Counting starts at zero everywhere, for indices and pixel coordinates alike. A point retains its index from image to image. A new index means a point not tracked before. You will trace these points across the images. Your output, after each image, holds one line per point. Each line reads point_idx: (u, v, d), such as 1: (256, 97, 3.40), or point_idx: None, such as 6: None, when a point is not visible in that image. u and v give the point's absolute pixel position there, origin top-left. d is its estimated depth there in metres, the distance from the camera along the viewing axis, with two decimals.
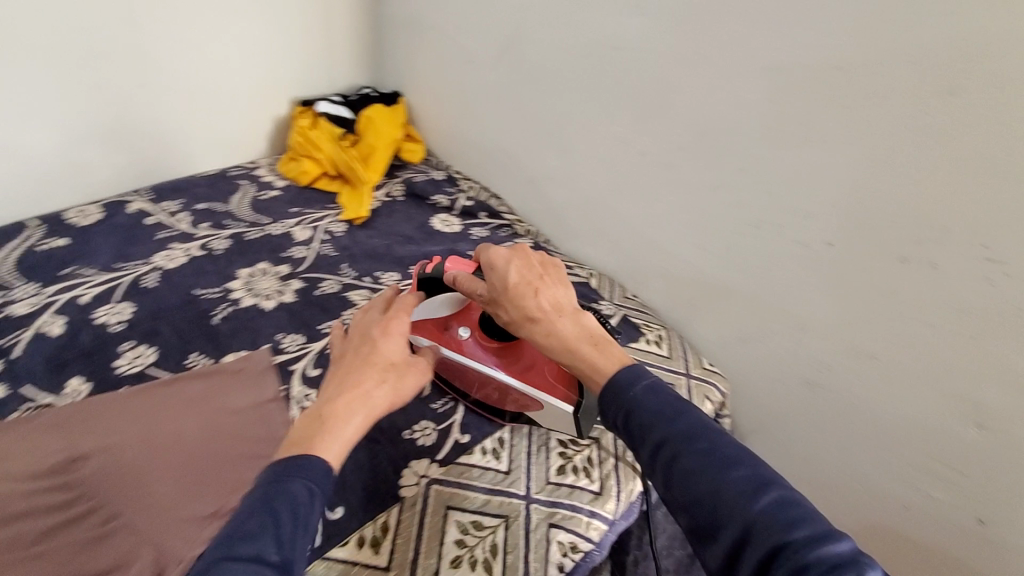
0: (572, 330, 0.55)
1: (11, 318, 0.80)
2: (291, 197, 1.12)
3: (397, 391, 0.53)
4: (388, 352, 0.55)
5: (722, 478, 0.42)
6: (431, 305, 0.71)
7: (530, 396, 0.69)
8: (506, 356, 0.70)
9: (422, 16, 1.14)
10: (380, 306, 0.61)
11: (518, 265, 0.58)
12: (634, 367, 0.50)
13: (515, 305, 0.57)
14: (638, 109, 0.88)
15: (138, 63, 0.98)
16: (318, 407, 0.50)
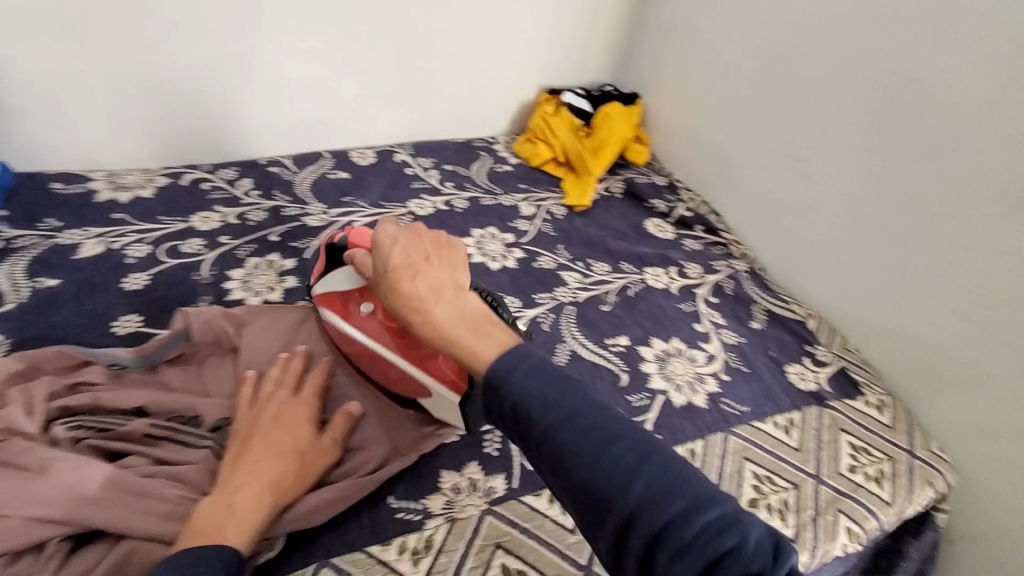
0: (447, 316, 0.51)
1: (306, 228, 0.95)
2: (521, 174, 1.21)
3: (300, 477, 0.56)
4: (293, 442, 0.57)
5: (613, 479, 0.40)
6: (334, 278, 0.72)
7: (415, 380, 0.65)
8: (408, 339, 0.66)
9: (688, 24, 1.15)
10: (291, 383, 0.64)
11: (416, 248, 0.56)
12: (518, 350, 0.47)
13: (395, 288, 0.53)
14: (932, 154, 0.82)
15: (437, 35, 1.11)
16: (227, 483, 0.53)
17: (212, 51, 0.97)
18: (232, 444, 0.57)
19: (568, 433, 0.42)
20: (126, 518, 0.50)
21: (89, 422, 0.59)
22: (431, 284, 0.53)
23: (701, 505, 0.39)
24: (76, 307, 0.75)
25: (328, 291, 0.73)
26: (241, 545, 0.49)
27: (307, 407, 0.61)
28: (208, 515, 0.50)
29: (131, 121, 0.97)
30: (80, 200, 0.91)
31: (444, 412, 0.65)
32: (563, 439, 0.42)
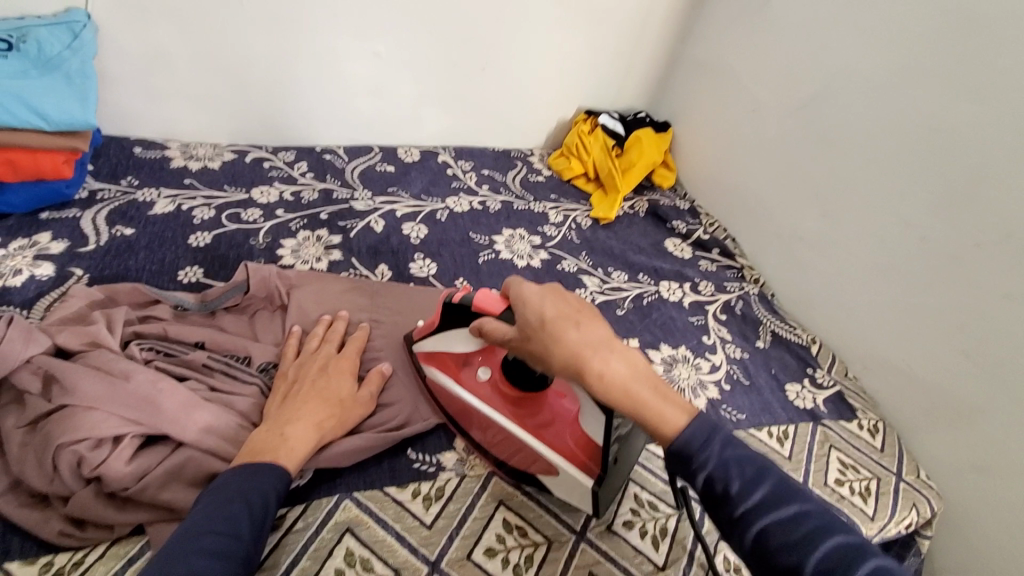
0: (625, 373, 0.55)
1: (353, 210, 1.04)
2: (552, 186, 1.29)
3: (340, 421, 0.64)
4: (336, 392, 0.65)
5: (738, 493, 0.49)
6: (444, 339, 0.69)
7: (545, 458, 0.64)
8: (524, 407, 0.68)
9: (722, 61, 1.23)
10: (333, 343, 0.72)
11: (553, 303, 0.58)
12: (699, 416, 0.54)
13: (552, 342, 0.56)
14: (938, 197, 0.87)
15: (488, 51, 1.21)
16: (277, 420, 0.60)
17: (287, 46, 1.07)
18: (280, 384, 0.66)
19: (705, 455, 0.52)
20: (187, 430, 0.57)
21: (157, 348, 0.67)
22: (589, 339, 0.56)
23: (809, 519, 0.48)
24: (148, 254, 0.85)
25: (434, 351, 0.71)
26: (290, 468, 0.56)
27: (347, 364, 0.70)
28: (262, 439, 0.58)
29: (208, 100, 1.08)
30: (157, 164, 1.01)
31: (563, 488, 0.65)
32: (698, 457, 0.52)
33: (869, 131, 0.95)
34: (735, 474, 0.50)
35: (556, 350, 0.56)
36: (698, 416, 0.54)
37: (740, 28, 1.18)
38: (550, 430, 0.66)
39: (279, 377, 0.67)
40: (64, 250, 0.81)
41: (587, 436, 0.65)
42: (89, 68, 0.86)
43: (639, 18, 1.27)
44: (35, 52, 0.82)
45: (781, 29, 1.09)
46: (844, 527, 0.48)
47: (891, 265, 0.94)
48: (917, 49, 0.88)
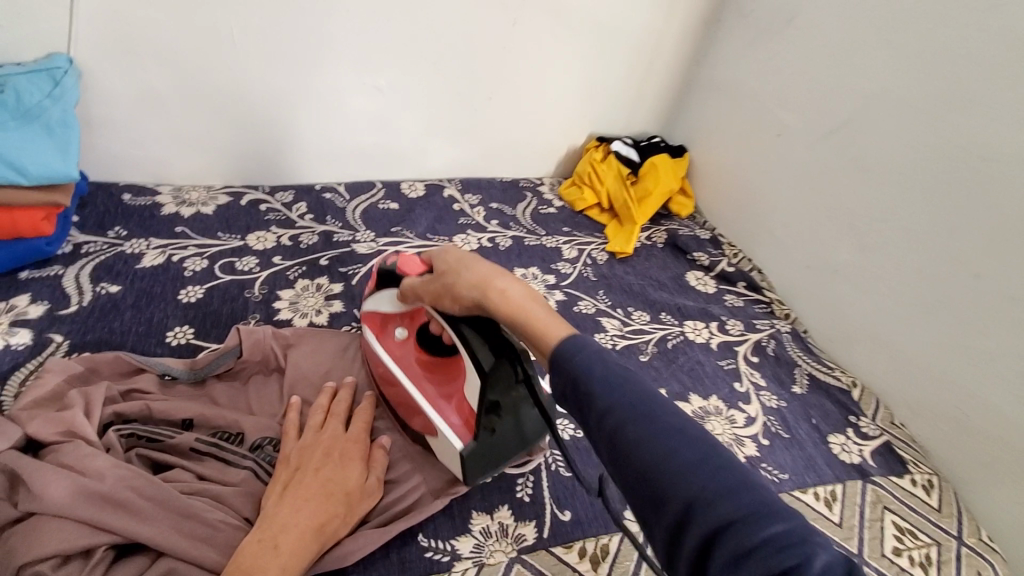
0: (521, 294, 0.52)
1: (355, 254, 0.97)
2: (564, 217, 1.22)
3: (344, 520, 0.56)
4: (343, 483, 0.57)
5: (669, 469, 0.38)
6: (377, 298, 0.69)
7: (403, 395, 0.67)
8: (435, 375, 0.67)
9: (743, 84, 1.17)
10: (339, 417, 0.65)
11: (463, 243, 0.59)
12: (580, 334, 0.47)
13: (466, 266, 0.56)
14: (992, 233, 0.79)
15: (495, 81, 1.15)
16: (272, 526, 0.52)
17: (282, 82, 1.01)
18: (280, 471, 0.58)
19: (617, 412, 0.41)
20: (168, 536, 0.51)
21: (139, 432, 0.60)
22: (494, 267, 0.55)
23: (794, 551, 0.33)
24: (134, 314, 0.79)
25: (367, 308, 0.72)
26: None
27: (356, 445, 0.62)
28: (252, 553, 0.50)
29: (200, 141, 1.03)
30: (147, 212, 0.95)
31: (439, 448, 0.64)
32: (625, 430, 0.40)
33: (908, 158, 0.89)
34: (680, 450, 0.38)
35: (455, 274, 0.56)
36: (577, 338, 0.47)
37: (762, 48, 1.12)
38: (433, 398, 0.65)
39: (281, 462, 0.59)
40: (45, 313, 0.76)
41: (470, 405, 0.62)
42: (70, 117, 0.81)
43: (651, 41, 1.21)
44: (14, 101, 0.78)
45: (807, 49, 1.03)
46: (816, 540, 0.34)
47: (939, 302, 0.86)
48: (957, 70, 0.82)
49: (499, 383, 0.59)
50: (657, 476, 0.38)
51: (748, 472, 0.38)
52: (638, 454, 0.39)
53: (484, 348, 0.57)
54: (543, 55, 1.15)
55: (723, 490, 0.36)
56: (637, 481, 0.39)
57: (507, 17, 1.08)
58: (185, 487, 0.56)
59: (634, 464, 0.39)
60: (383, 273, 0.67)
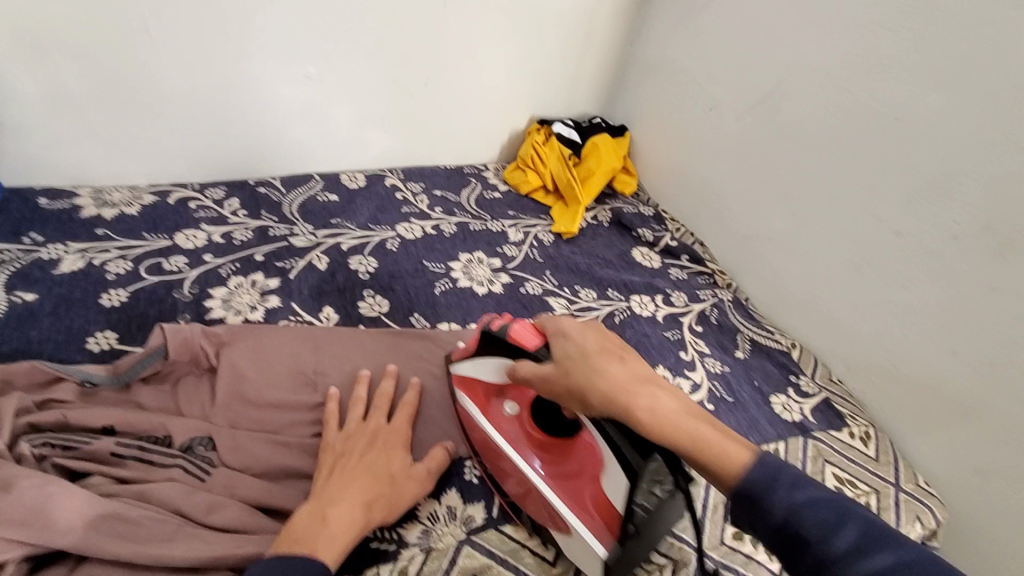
0: (674, 410, 0.50)
1: (292, 248, 0.94)
2: (510, 201, 1.22)
3: (391, 502, 0.58)
4: (386, 467, 0.60)
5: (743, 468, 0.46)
6: (477, 364, 0.68)
7: (523, 480, 0.63)
8: (550, 454, 0.64)
9: (675, 60, 1.18)
10: (383, 408, 0.67)
11: (592, 338, 0.56)
12: (765, 458, 0.46)
13: (593, 373, 0.53)
14: (909, 191, 0.83)
15: (430, 65, 1.13)
16: (322, 504, 0.55)
17: (204, 74, 0.97)
18: (325, 458, 0.61)
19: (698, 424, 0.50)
20: (86, 537, 0.48)
21: (54, 441, 0.57)
22: (635, 373, 0.53)
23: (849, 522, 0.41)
24: (52, 321, 0.74)
25: (466, 375, 0.70)
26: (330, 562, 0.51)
27: (400, 434, 0.65)
28: (302, 525, 0.53)
29: (118, 139, 0.97)
30: (64, 215, 0.90)
31: (569, 547, 0.60)
32: (724, 459, 0.47)
33: (830, 124, 0.92)
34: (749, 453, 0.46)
35: (606, 383, 0.52)
36: (763, 461, 0.45)
37: (692, 25, 1.13)
38: (579, 489, 0.60)
39: (324, 449, 0.62)
40: None
41: (609, 501, 0.57)
42: None
43: (586, 22, 1.21)
44: None
45: (734, 23, 1.05)
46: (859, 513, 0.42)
47: (867, 261, 0.89)
48: (873, 35, 0.85)
49: (640, 490, 0.52)
50: (784, 501, 0.43)
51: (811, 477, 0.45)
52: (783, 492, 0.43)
53: (645, 450, 0.52)
54: (477, 36, 1.13)
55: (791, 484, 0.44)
56: (759, 501, 0.44)
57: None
58: (104, 491, 0.54)
59: (755, 487, 0.44)
60: (485, 335, 0.66)
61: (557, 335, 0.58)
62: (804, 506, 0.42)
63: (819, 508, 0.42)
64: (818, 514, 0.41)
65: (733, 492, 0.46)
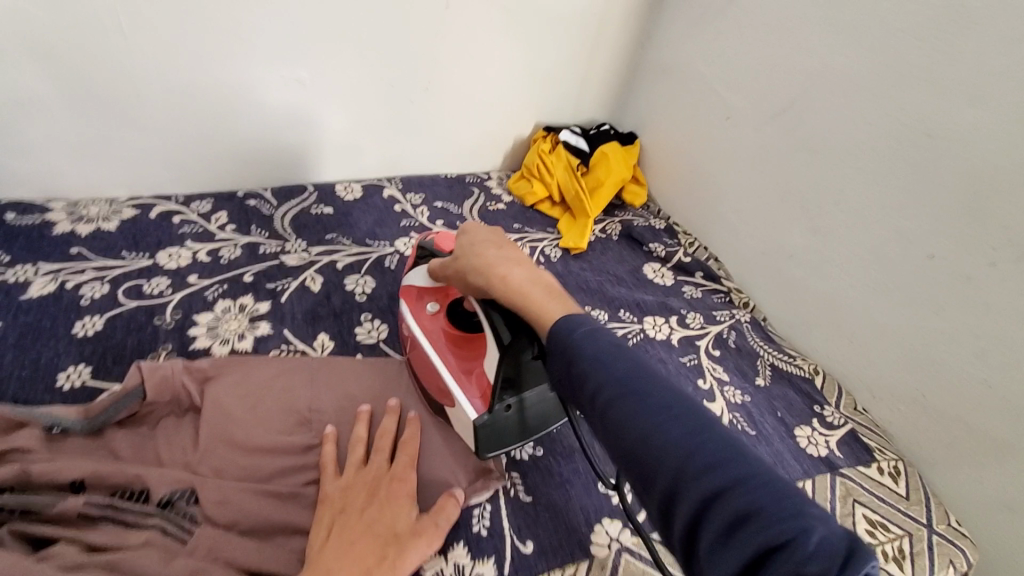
0: (525, 279, 0.53)
1: (284, 267, 0.88)
2: (515, 213, 1.16)
3: (399, 561, 0.51)
4: (389, 523, 0.53)
5: (656, 443, 0.38)
6: (415, 272, 0.73)
7: (429, 370, 0.67)
8: (463, 351, 0.66)
9: (689, 66, 1.12)
10: (384, 451, 0.61)
11: (490, 231, 0.60)
12: (577, 315, 0.48)
13: (478, 261, 0.57)
14: (942, 212, 0.78)
15: (430, 68, 1.07)
16: (319, 572, 0.48)
17: (187, 79, 0.90)
18: (321, 515, 0.55)
19: (605, 384, 0.41)
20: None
21: (11, 505, 0.51)
22: (506, 256, 0.56)
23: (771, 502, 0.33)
24: (18, 354, 0.68)
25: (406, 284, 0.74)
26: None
27: (404, 480, 0.58)
28: None
29: (95, 148, 0.90)
30: (35, 232, 0.83)
31: (456, 419, 0.64)
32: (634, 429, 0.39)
33: (858, 138, 0.86)
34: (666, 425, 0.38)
35: (468, 259, 0.58)
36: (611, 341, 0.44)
37: (708, 29, 1.07)
38: (463, 371, 0.64)
39: (321, 504, 0.56)
40: None
41: (489, 377, 0.61)
42: None
43: (594, 24, 1.15)
44: None
45: (753, 28, 0.99)
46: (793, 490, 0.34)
47: (897, 284, 0.84)
48: (905, 45, 0.79)
49: (516, 356, 0.57)
50: (654, 456, 0.38)
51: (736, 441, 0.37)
52: (626, 431, 0.39)
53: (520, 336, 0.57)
54: (479, 38, 1.07)
55: (712, 459, 0.36)
56: (631, 461, 0.39)
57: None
58: (66, 563, 0.46)
59: (625, 442, 0.39)
60: (427, 250, 0.72)
61: (466, 236, 0.61)
62: (650, 451, 0.38)
63: (662, 441, 0.38)
64: (710, 473, 0.35)
65: (611, 450, 0.41)
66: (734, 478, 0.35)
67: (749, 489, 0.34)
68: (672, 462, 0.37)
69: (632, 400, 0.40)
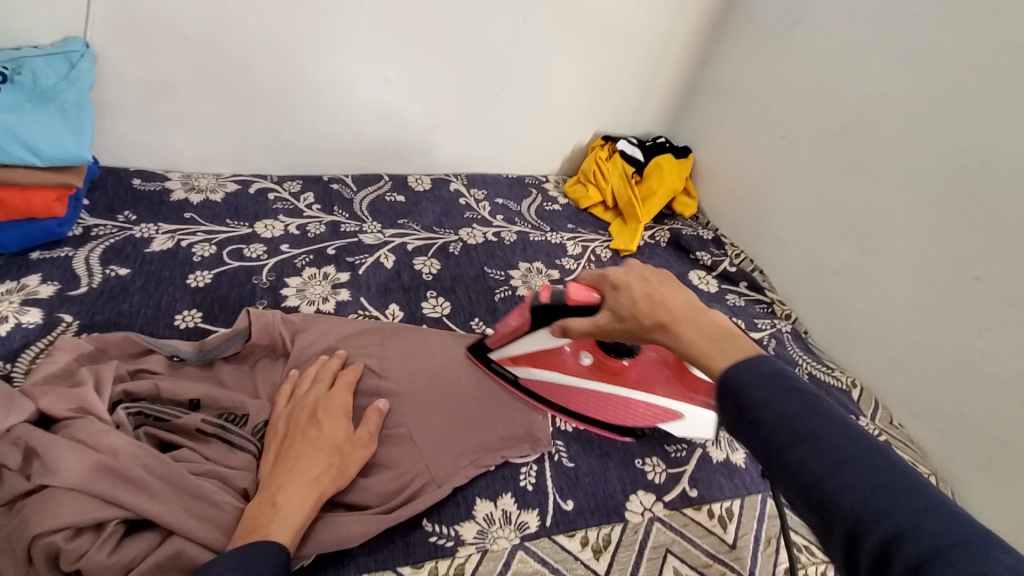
0: (696, 330, 0.50)
1: (362, 244, 0.98)
2: (569, 215, 1.23)
3: (341, 470, 0.60)
4: (332, 438, 0.61)
5: (814, 455, 0.39)
6: (535, 339, 0.72)
7: (660, 411, 0.72)
8: (616, 374, 0.74)
9: (747, 85, 1.18)
10: (324, 381, 0.67)
11: (638, 276, 0.57)
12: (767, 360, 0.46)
13: (653, 311, 0.53)
14: (989, 235, 0.81)
15: (504, 77, 1.16)
16: (271, 490, 0.55)
17: (289, 74, 1.02)
18: (270, 441, 0.61)
19: (761, 395, 0.43)
20: (180, 517, 0.52)
21: (148, 411, 0.61)
22: (674, 307, 0.53)
23: (909, 497, 0.36)
24: (143, 296, 0.79)
25: (522, 351, 0.74)
26: (288, 542, 0.52)
27: (341, 401, 0.65)
28: (255, 515, 0.53)
29: (210, 128, 1.03)
30: (156, 197, 0.96)
31: (681, 428, 0.74)
32: (765, 411, 0.42)
33: (911, 161, 0.90)
34: (823, 447, 0.39)
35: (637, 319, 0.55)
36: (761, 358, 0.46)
37: (768, 53, 1.13)
38: (652, 382, 0.73)
39: (269, 432, 0.62)
40: (55, 294, 0.76)
41: (682, 377, 0.71)
42: (85, 100, 0.82)
43: (659, 42, 1.22)
44: (30, 83, 0.79)
45: (813, 52, 1.04)
46: (906, 472, 0.38)
47: (938, 302, 0.87)
48: (960, 73, 0.83)
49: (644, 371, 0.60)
50: (844, 502, 0.37)
51: (856, 431, 0.41)
52: (799, 454, 0.40)
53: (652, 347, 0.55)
54: (550, 52, 1.16)
55: (852, 453, 0.39)
56: (807, 493, 0.39)
57: (517, 15, 1.08)
58: (195, 468, 0.57)
59: (806, 487, 0.39)
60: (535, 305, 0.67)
61: (612, 288, 0.59)
62: (813, 464, 0.39)
63: (842, 479, 0.38)
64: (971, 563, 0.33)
65: (779, 481, 0.42)
66: (909, 495, 0.36)
67: (982, 554, 0.33)
68: (855, 503, 0.37)
69: (819, 436, 0.40)
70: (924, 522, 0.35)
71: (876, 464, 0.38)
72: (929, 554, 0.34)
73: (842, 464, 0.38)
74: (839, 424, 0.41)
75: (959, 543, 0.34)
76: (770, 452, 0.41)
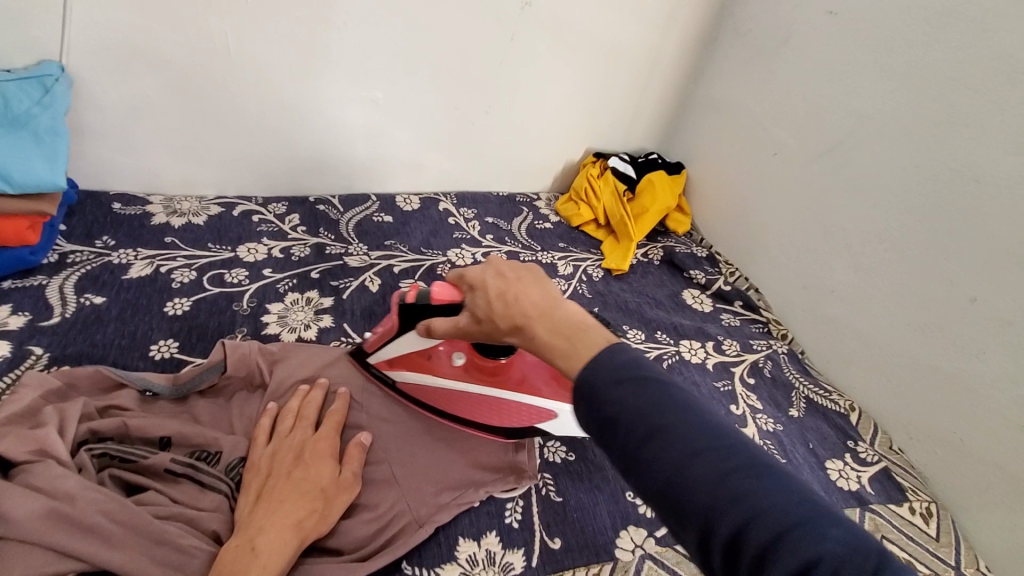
0: (547, 331, 0.48)
1: (347, 267, 0.96)
2: (561, 233, 1.21)
3: (322, 517, 0.57)
4: (317, 480, 0.58)
5: (679, 461, 0.38)
6: (407, 341, 0.70)
7: (500, 398, 0.70)
8: (485, 373, 0.71)
9: (739, 101, 1.17)
10: (310, 419, 0.65)
11: (492, 271, 0.55)
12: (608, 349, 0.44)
13: (506, 310, 0.52)
14: (985, 254, 0.79)
15: (492, 95, 1.15)
16: (251, 533, 0.52)
17: (273, 94, 1.00)
18: (251, 479, 0.59)
19: (622, 402, 0.41)
20: (140, 566, 0.49)
21: (113, 452, 0.58)
22: (508, 300, 0.52)
23: (760, 497, 0.36)
24: (118, 326, 0.77)
25: (398, 355, 0.71)
26: None
27: (328, 442, 0.63)
28: (231, 559, 0.50)
29: (193, 150, 1.02)
30: (136, 221, 0.94)
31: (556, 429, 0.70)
32: (616, 413, 0.40)
33: (905, 179, 0.88)
34: (671, 446, 0.38)
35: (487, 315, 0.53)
36: (611, 351, 0.44)
37: (759, 69, 1.11)
38: (531, 381, 0.70)
39: (250, 470, 0.60)
40: (25, 325, 0.73)
41: (543, 366, 0.71)
42: (58, 124, 0.80)
43: (649, 58, 1.21)
44: (2, 108, 0.76)
45: (804, 68, 1.03)
46: (759, 466, 0.38)
47: (935, 323, 0.85)
48: (952, 90, 0.81)
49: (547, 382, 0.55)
50: (699, 504, 0.36)
51: (700, 420, 0.40)
52: (664, 461, 0.38)
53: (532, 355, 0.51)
54: (539, 70, 1.14)
55: (703, 449, 0.38)
56: (663, 496, 0.38)
57: (505, 34, 1.07)
58: (160, 511, 0.54)
59: (657, 483, 0.38)
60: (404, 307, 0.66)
61: (469, 288, 0.57)
62: (667, 466, 0.38)
63: (693, 477, 0.37)
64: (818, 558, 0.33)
65: (636, 484, 0.40)
66: (761, 492, 0.36)
67: (816, 535, 0.34)
68: (709, 503, 0.36)
69: (668, 435, 0.39)
70: (772, 521, 0.35)
71: (734, 456, 0.38)
72: (770, 540, 0.34)
73: (692, 464, 0.37)
74: (691, 417, 0.40)
75: (812, 545, 0.33)
76: (630, 455, 0.40)
